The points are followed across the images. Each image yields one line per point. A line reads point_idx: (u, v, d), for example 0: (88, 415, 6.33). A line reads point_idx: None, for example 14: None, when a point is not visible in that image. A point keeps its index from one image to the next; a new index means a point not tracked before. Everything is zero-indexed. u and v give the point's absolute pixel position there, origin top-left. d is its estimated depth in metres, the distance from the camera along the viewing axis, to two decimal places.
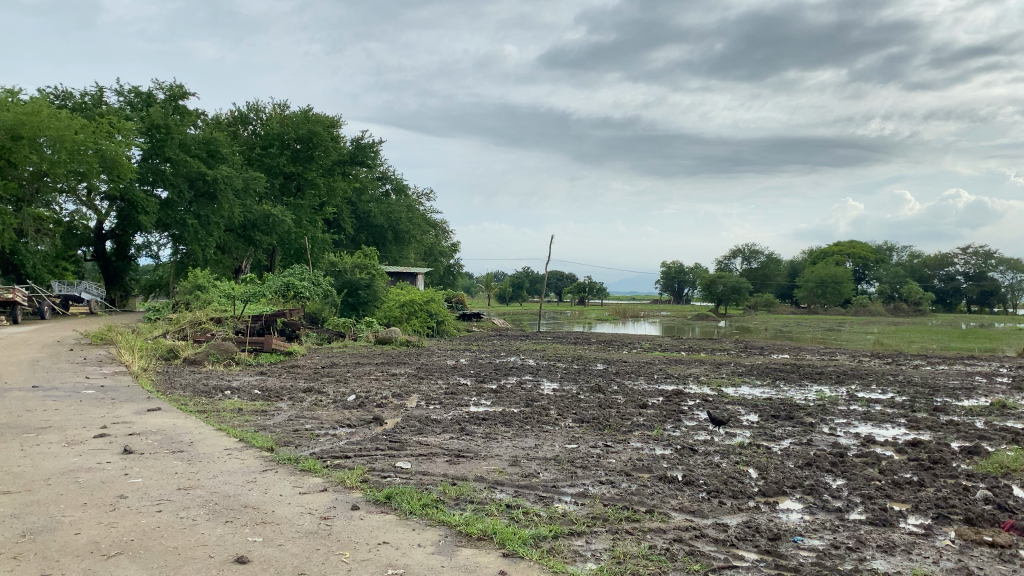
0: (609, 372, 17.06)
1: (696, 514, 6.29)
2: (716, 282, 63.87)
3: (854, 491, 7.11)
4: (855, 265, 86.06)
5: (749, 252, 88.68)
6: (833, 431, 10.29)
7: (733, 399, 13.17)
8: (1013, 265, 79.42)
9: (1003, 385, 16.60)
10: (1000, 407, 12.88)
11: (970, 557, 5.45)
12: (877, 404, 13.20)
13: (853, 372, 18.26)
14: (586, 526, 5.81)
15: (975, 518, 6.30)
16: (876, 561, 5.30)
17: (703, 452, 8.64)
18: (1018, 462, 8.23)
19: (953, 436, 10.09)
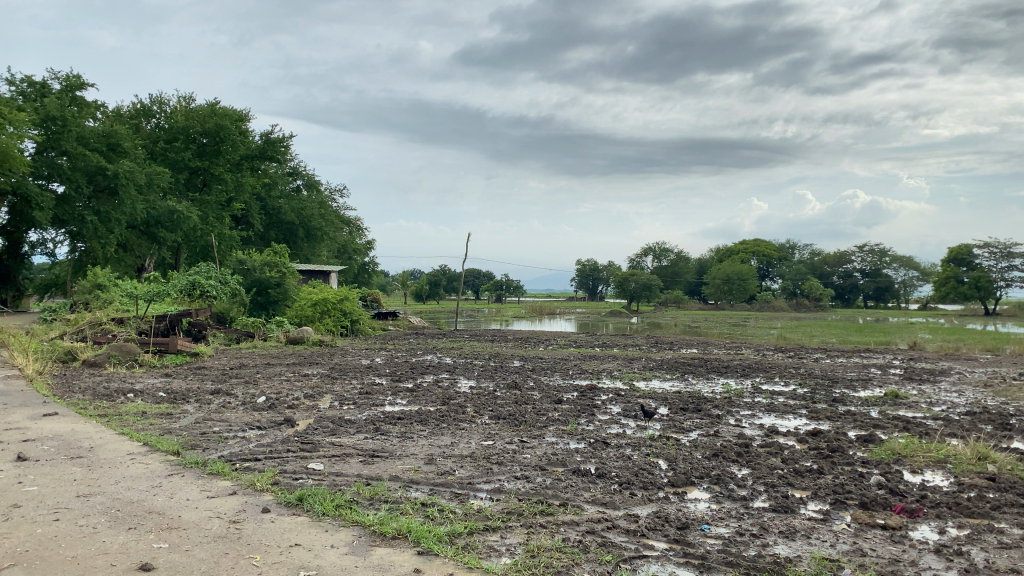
0: (525, 369, 17.21)
1: (608, 505, 6.41)
2: (628, 281, 65.02)
3: (758, 480, 7.37)
4: (760, 263, 88.99)
5: (660, 250, 90.60)
6: (739, 423, 10.64)
7: (645, 393, 13.44)
8: (905, 262, 83.77)
9: (896, 376, 17.53)
10: (893, 397, 13.60)
11: (864, 540, 5.73)
12: (780, 395, 13.75)
13: (758, 366, 18.96)
14: (500, 521, 5.85)
15: (870, 503, 6.62)
16: (778, 547, 5.51)
17: (616, 445, 8.81)
18: (909, 449, 8.72)
19: (851, 426, 10.59)
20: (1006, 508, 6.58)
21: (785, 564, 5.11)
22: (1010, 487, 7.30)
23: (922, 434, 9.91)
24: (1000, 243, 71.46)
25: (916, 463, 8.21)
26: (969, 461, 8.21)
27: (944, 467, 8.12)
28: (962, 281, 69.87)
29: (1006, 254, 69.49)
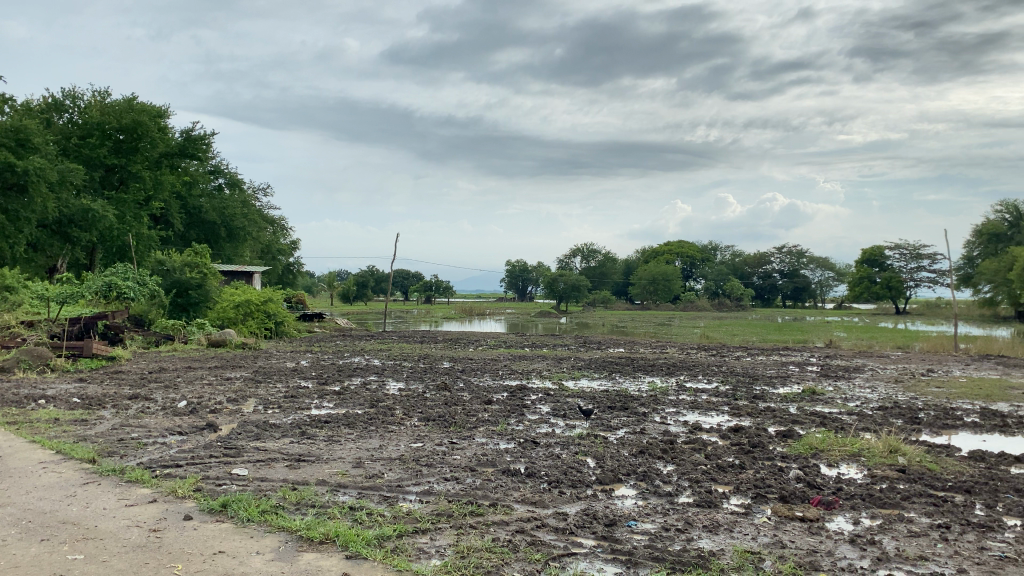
0: (454, 370, 17.17)
1: (537, 505, 6.45)
2: (557, 282, 65.39)
3: (683, 476, 7.53)
4: (684, 264, 90.79)
5: (588, 250, 91.43)
6: (665, 420, 10.86)
7: (573, 392, 13.56)
8: (821, 263, 86.81)
9: (813, 373, 18.18)
10: (810, 393, 14.09)
11: (783, 532, 5.92)
12: (703, 393, 14.08)
13: (682, 364, 19.38)
14: (430, 523, 5.82)
15: (789, 496, 6.84)
16: (702, 541, 5.65)
17: (545, 444, 8.87)
18: (825, 443, 9.04)
19: (771, 421, 10.92)
20: (915, 498, 6.90)
21: (709, 557, 5.23)
22: (919, 478, 7.64)
23: (838, 429, 10.30)
24: (909, 244, 74.73)
25: (833, 456, 8.52)
26: (881, 454, 8.57)
27: (857, 460, 8.45)
28: (874, 281, 72.80)
29: (915, 255, 72.72)
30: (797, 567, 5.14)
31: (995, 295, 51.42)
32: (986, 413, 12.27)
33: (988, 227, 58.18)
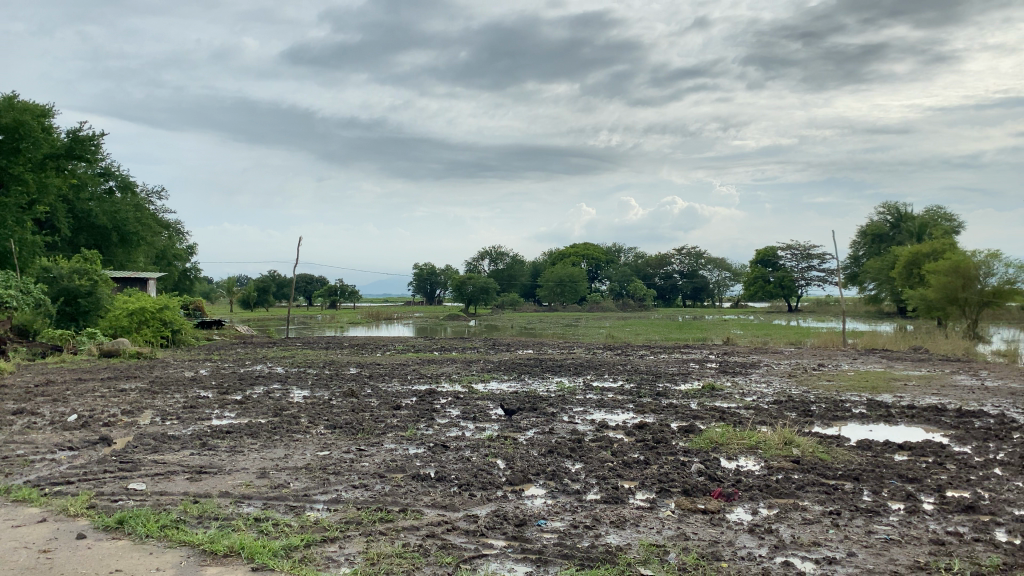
0: (361, 376, 16.92)
1: (448, 508, 6.45)
2: (465, 284, 64.96)
3: (591, 473, 7.66)
4: (589, 266, 92.17)
5: (495, 253, 91.54)
6: (572, 419, 11.01)
7: (483, 394, 13.58)
8: (718, 263, 89.81)
9: (712, 370, 18.81)
10: (710, 389, 14.57)
11: (687, 524, 6.11)
12: (610, 392, 14.36)
13: (588, 364, 19.65)
14: (339, 531, 5.74)
15: (691, 489, 7.06)
16: (609, 536, 5.76)
17: (454, 448, 8.86)
18: (725, 437, 9.38)
19: (674, 417, 11.23)
20: (808, 487, 7.22)
21: (617, 552, 5.33)
22: (812, 467, 8.02)
23: (736, 423, 10.69)
24: (800, 245, 78.15)
25: (732, 450, 8.84)
26: (777, 446, 8.93)
27: (755, 452, 8.80)
28: (768, 280, 75.86)
29: (805, 255, 76.09)
30: (701, 558, 5.30)
31: (879, 292, 54.38)
32: (872, 404, 12.98)
33: (872, 228, 61.45)
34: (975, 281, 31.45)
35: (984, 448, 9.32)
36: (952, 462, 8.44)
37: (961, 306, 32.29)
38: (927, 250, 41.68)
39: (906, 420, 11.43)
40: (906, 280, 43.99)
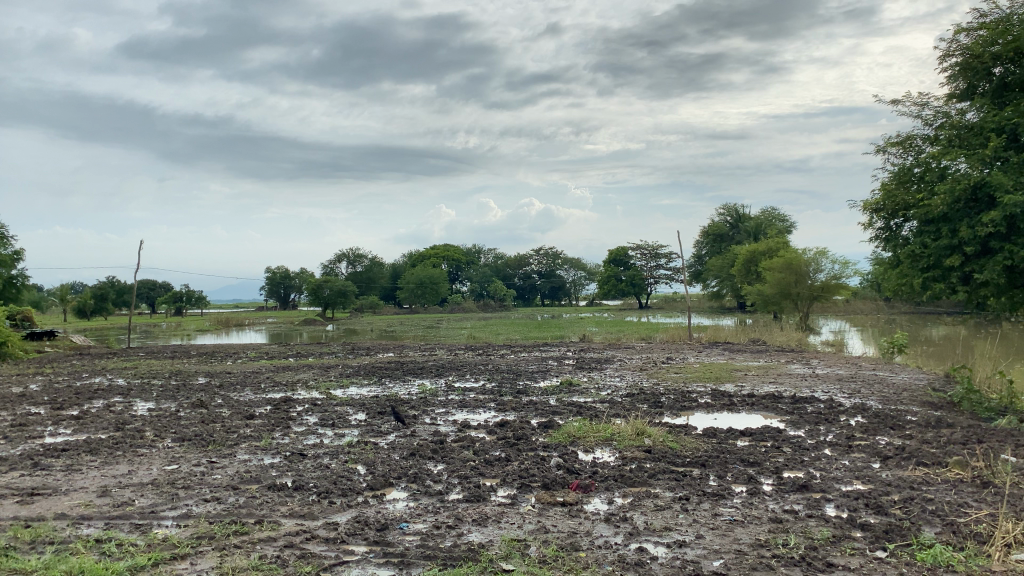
0: (212, 386, 16.15)
1: (306, 517, 6.29)
2: (322, 287, 63.10)
3: (453, 473, 7.70)
4: (449, 267, 91.97)
5: (353, 256, 89.56)
6: (434, 421, 10.99)
7: (342, 400, 13.33)
8: (574, 263, 92.41)
9: (569, 366, 19.33)
10: (567, 385, 14.95)
11: (546, 517, 6.24)
12: (471, 391, 14.45)
13: (450, 365, 19.71)
14: (190, 547, 5.47)
15: (551, 483, 7.23)
16: (472, 535, 5.80)
17: (312, 456, 8.64)
18: (582, 431, 9.65)
19: (534, 414, 11.45)
20: (660, 475, 7.56)
21: (479, 550, 5.38)
22: (662, 456, 8.40)
23: (593, 417, 11.02)
24: (648, 245, 81.46)
25: (588, 442, 9.11)
26: (630, 437, 9.30)
27: (611, 444, 9.11)
28: (621, 279, 78.75)
29: (654, 255, 79.39)
30: (560, 550, 5.43)
31: (721, 288, 57.52)
32: (716, 393, 13.75)
33: (714, 229, 64.90)
34: (805, 277, 33.81)
35: (814, 431, 10.09)
36: (787, 445, 9.07)
37: (793, 300, 34.67)
38: (763, 249, 44.41)
39: (747, 408, 12.20)
40: (746, 276, 46.72)
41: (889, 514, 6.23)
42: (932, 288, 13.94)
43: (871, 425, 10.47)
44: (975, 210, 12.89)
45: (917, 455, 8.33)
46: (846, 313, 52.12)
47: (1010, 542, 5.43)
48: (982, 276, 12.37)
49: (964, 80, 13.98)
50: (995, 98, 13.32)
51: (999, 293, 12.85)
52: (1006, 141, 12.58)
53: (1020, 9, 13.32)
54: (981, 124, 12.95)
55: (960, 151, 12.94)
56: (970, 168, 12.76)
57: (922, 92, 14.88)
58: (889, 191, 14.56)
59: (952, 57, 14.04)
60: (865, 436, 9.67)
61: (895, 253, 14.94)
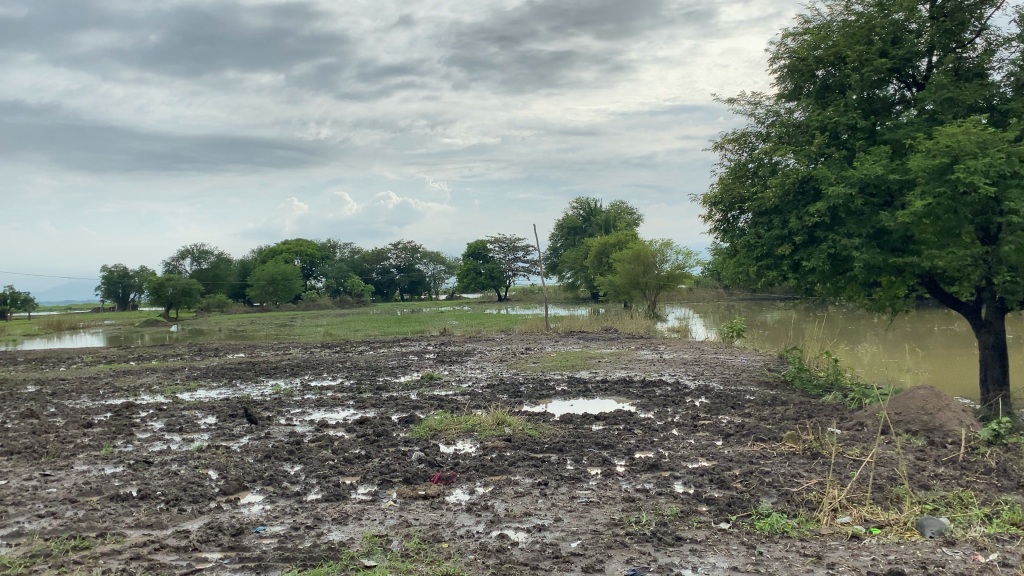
0: (43, 395, 14.95)
1: (155, 526, 5.98)
2: (165, 287, 59.45)
3: (311, 473, 7.53)
4: (303, 263, 89.45)
5: (198, 252, 85.36)
6: (289, 421, 10.70)
7: (190, 404, 12.72)
8: (433, 257, 92.53)
9: (430, 360, 19.30)
10: (428, 379, 14.95)
11: (408, 511, 6.23)
12: (328, 390, 14.16)
13: (307, 363, 19.22)
14: (23, 568, 5.07)
15: (412, 477, 7.21)
16: (332, 533, 5.71)
17: (159, 463, 8.21)
18: (443, 424, 9.69)
19: (394, 409, 11.37)
20: (519, 462, 7.71)
21: (340, 548, 5.30)
22: (522, 444, 8.57)
23: (452, 409, 11.08)
24: (505, 238, 82.55)
25: (449, 435, 9.16)
26: (490, 427, 9.42)
27: (472, 435, 9.20)
28: (479, 272, 79.30)
29: (511, 248, 80.58)
30: (423, 542, 5.44)
31: (575, 280, 59.10)
32: (572, 381, 14.16)
33: (567, 222, 66.58)
34: (652, 267, 35.53)
35: (663, 412, 10.60)
36: (638, 427, 9.47)
37: (642, 290, 36.18)
38: (615, 240, 46.12)
39: (602, 393, 12.65)
40: (598, 268, 48.18)
41: (731, 487, 6.65)
42: (766, 276, 14.86)
43: (714, 405, 11.11)
44: (802, 202, 13.86)
45: (754, 431, 8.91)
46: (690, 301, 54.93)
47: (837, 507, 5.92)
48: (810, 263, 13.30)
49: (791, 81, 15.01)
50: (819, 98, 14.39)
51: (824, 279, 13.86)
52: (829, 139, 13.63)
53: (838, 16, 14.45)
54: (807, 123, 13.97)
55: (789, 148, 13.92)
56: (798, 163, 13.72)
57: (755, 93, 15.87)
58: (727, 185, 15.44)
59: (781, 60, 15.07)
60: (709, 415, 10.27)
61: (733, 243, 15.85)
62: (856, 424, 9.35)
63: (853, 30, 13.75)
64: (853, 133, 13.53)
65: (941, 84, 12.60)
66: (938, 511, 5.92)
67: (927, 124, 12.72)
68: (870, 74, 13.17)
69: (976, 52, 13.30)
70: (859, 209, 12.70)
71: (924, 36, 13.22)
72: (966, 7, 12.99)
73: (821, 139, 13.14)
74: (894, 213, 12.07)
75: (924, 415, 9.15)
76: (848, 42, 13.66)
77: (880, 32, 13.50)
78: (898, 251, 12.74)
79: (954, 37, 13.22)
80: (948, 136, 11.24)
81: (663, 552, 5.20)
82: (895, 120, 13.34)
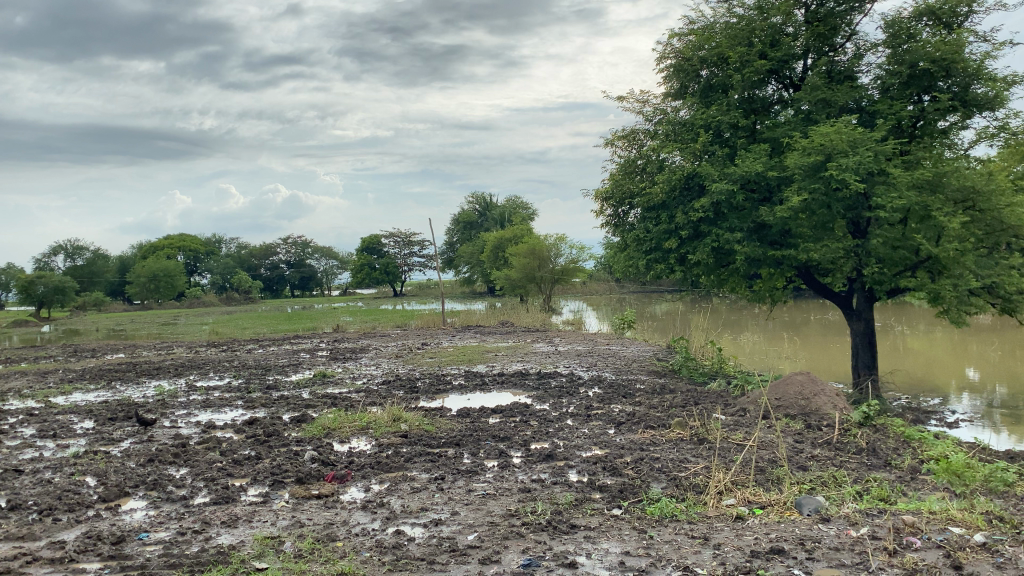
0: None
1: (27, 539, 5.62)
2: (35, 285, 55.69)
3: (198, 476, 7.25)
4: (188, 259, 85.97)
5: (72, 248, 80.58)
6: (173, 424, 10.27)
7: (65, 408, 12.03)
8: (325, 252, 90.65)
9: (323, 357, 18.92)
10: (321, 376, 14.66)
11: (302, 511, 6.10)
12: (216, 390, 13.68)
13: (192, 363, 18.48)
14: None
15: (305, 477, 7.06)
16: (221, 537, 5.53)
17: (30, 471, 7.72)
18: (336, 422, 9.52)
19: (286, 409, 11.11)
20: (415, 458, 7.66)
21: (229, 551, 5.14)
22: (418, 440, 8.52)
23: (347, 407, 10.88)
24: (400, 233, 81.79)
25: (344, 433, 9.01)
26: (386, 424, 9.32)
27: (366, 433, 9.08)
28: (373, 267, 78.20)
29: (406, 243, 79.93)
30: (317, 542, 5.34)
31: (471, 274, 59.21)
32: (468, 375, 14.20)
33: (463, 217, 66.47)
34: (548, 261, 36.00)
35: (558, 403, 10.77)
36: (534, 419, 9.57)
37: (537, 283, 36.43)
38: (511, 235, 46.38)
39: (498, 386, 12.75)
40: (494, 263, 48.39)
41: (623, 474, 6.82)
42: (654, 269, 15.28)
43: (607, 395, 11.36)
44: (688, 198, 14.31)
45: (645, 419, 9.16)
46: (584, 295, 56.01)
47: (722, 490, 6.17)
48: (695, 257, 13.75)
49: (677, 81, 15.48)
50: (703, 97, 14.89)
51: (709, 272, 14.38)
52: (712, 137, 14.13)
53: (720, 18, 14.99)
54: (692, 121, 14.44)
55: (675, 145, 14.36)
56: (684, 161, 14.16)
57: (643, 91, 16.28)
58: (617, 181, 15.78)
59: (667, 59, 15.51)
60: (601, 405, 10.50)
61: (624, 238, 16.22)
62: (739, 410, 9.76)
63: (734, 32, 14.27)
64: (735, 131, 14.10)
65: (815, 85, 13.28)
66: (815, 490, 6.26)
67: (803, 124, 13.39)
68: (751, 75, 13.73)
69: (846, 56, 14.11)
70: (741, 205, 13.25)
71: (799, 39, 13.88)
72: (838, 12, 13.75)
73: (706, 137, 13.61)
74: (773, 209, 12.64)
75: (802, 400, 9.64)
76: (730, 43, 14.20)
77: (760, 35, 14.09)
78: (776, 244, 13.36)
79: (828, 41, 13.98)
80: (822, 135, 11.85)
81: (557, 540, 5.28)
82: (774, 120, 13.99)
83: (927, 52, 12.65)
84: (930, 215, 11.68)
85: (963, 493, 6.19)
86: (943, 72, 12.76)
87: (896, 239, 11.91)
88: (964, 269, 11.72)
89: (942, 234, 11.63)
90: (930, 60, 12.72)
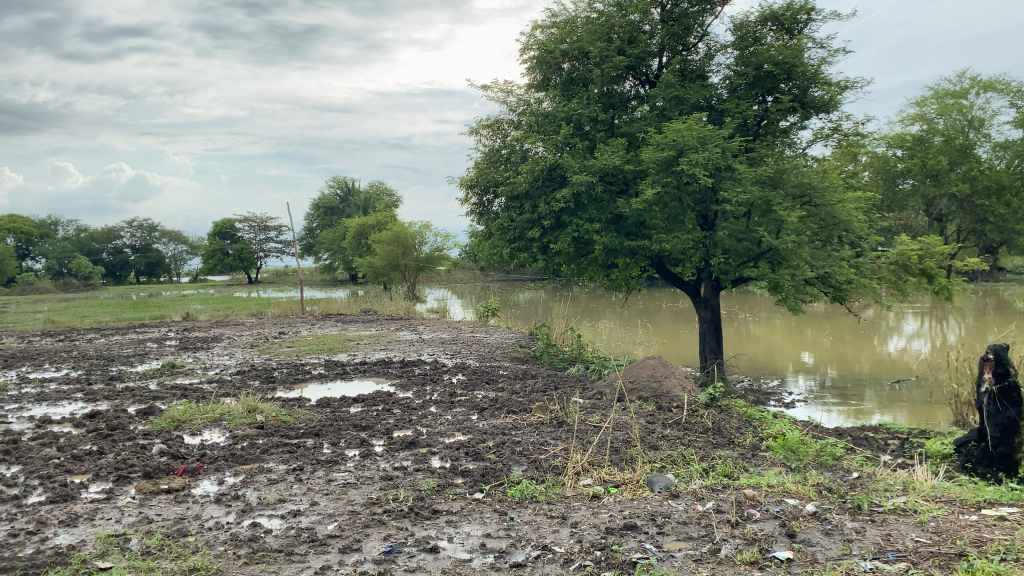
0: None
1: None
2: None
3: (31, 474, 6.74)
4: (19, 241, 79.43)
5: None
6: (4, 419, 9.49)
7: None
8: (174, 237, 86.15)
9: (172, 347, 18.00)
10: (170, 367, 13.94)
11: (149, 507, 5.81)
12: (52, 382, 12.75)
13: (25, 354, 17.10)
14: None
15: (153, 471, 6.71)
16: (59, 537, 5.18)
17: None
18: (188, 413, 9.11)
19: (132, 401, 10.52)
20: (272, 449, 7.45)
21: (69, 552, 4.83)
22: (275, 431, 8.28)
23: (200, 399, 10.41)
24: (257, 218, 78.83)
25: (195, 425, 8.63)
26: (241, 416, 8.99)
27: (220, 424, 8.74)
28: (227, 253, 74.88)
29: (263, 228, 77.15)
30: (166, 538, 5.10)
31: (332, 261, 57.90)
32: (329, 364, 13.94)
33: (324, 203, 64.87)
34: (412, 249, 35.87)
35: (420, 391, 10.76)
36: (397, 407, 9.52)
37: (401, 272, 36.20)
38: (374, 222, 45.75)
39: (359, 375, 12.58)
40: (356, 250, 47.56)
41: (484, 458, 6.91)
42: (517, 257, 15.48)
43: (470, 381, 11.46)
44: (550, 188, 14.60)
45: (506, 405, 9.31)
46: (447, 283, 56.07)
47: (580, 470, 6.38)
48: (556, 246, 14.05)
49: (540, 73, 15.72)
50: (564, 90, 15.19)
51: (569, 261, 14.74)
52: (573, 129, 14.44)
53: (582, 13, 15.35)
54: (554, 113, 14.68)
55: (538, 136, 14.61)
56: (546, 151, 14.42)
57: (507, 81, 16.44)
58: (481, 169, 15.86)
59: (531, 50, 15.71)
60: (464, 391, 10.58)
61: (488, 226, 16.35)
62: (596, 394, 10.08)
63: (594, 28, 14.63)
64: (595, 125, 14.47)
65: (669, 82, 13.84)
66: (665, 468, 6.57)
67: (657, 120, 13.93)
68: (609, 70, 14.13)
69: (699, 55, 14.80)
70: (600, 196, 13.65)
71: (655, 37, 14.40)
72: (691, 13, 14.37)
73: (567, 129, 13.91)
74: (629, 201, 13.08)
75: (654, 383, 10.07)
76: (591, 38, 14.55)
77: (618, 31, 14.49)
78: (632, 235, 13.86)
79: (681, 40, 14.59)
80: (675, 131, 12.36)
81: (419, 526, 5.30)
82: (631, 115, 14.49)
83: (770, 55, 13.43)
84: (771, 209, 12.43)
85: (797, 467, 6.68)
86: (784, 75, 13.61)
87: (740, 231, 12.62)
88: (800, 260, 12.57)
89: (780, 227, 12.42)
90: (774, 63, 13.52)
